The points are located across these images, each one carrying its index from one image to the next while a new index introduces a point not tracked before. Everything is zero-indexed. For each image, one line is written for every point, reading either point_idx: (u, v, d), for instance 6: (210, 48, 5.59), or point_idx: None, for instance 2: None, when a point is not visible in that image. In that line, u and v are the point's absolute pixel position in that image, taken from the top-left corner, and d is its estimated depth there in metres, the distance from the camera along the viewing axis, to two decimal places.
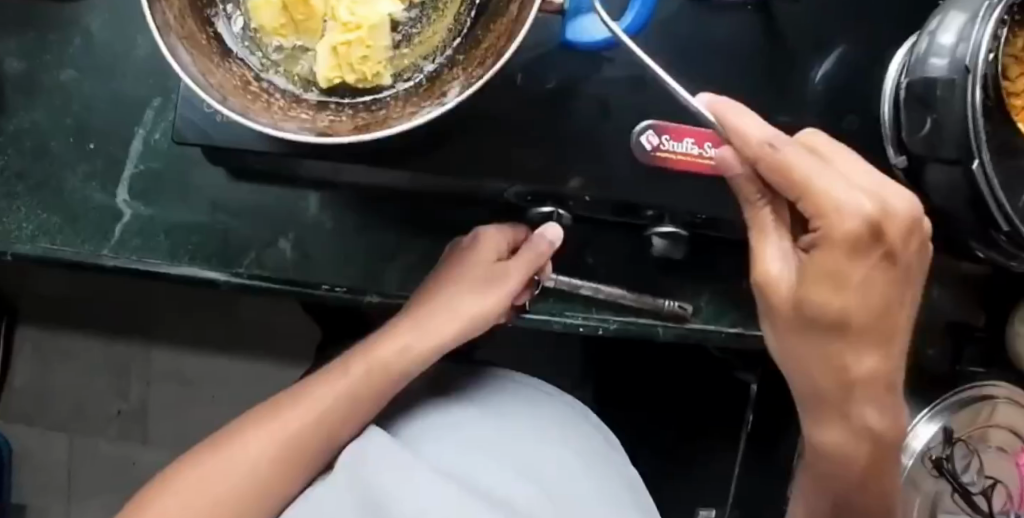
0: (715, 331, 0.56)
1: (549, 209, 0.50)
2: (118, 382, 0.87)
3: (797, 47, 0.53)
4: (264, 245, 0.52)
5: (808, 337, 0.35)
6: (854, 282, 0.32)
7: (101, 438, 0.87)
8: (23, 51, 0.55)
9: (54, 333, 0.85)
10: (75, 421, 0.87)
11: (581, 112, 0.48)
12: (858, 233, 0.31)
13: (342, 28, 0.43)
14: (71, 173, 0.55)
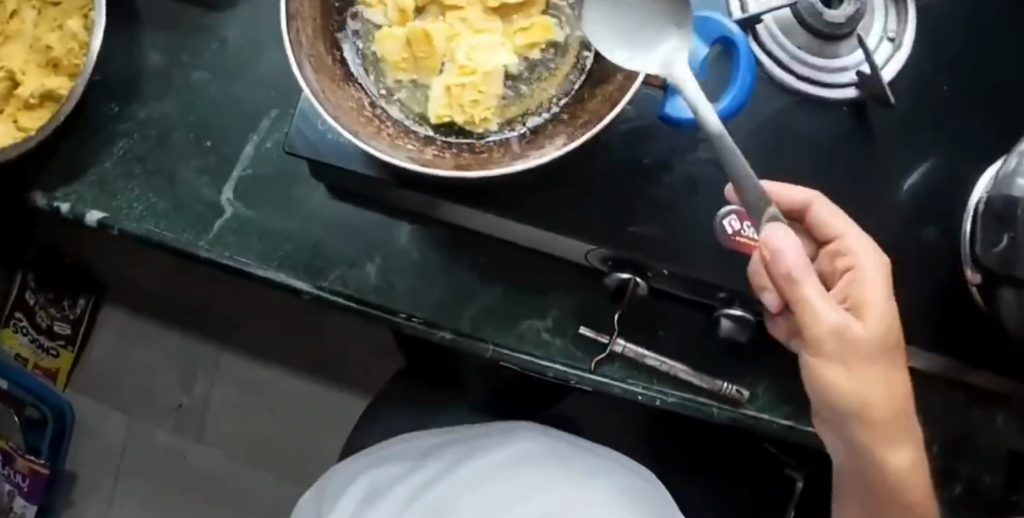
0: (768, 421, 0.56)
1: (627, 276, 0.51)
2: (185, 376, 0.96)
3: (890, 154, 0.54)
4: (350, 266, 0.55)
5: (875, 360, 0.41)
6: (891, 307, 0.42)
7: (158, 428, 0.96)
8: (163, 47, 0.60)
9: (140, 320, 0.96)
10: (140, 403, 0.96)
11: (667, 187, 0.51)
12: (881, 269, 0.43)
13: (459, 71, 0.45)
14: (186, 165, 0.59)
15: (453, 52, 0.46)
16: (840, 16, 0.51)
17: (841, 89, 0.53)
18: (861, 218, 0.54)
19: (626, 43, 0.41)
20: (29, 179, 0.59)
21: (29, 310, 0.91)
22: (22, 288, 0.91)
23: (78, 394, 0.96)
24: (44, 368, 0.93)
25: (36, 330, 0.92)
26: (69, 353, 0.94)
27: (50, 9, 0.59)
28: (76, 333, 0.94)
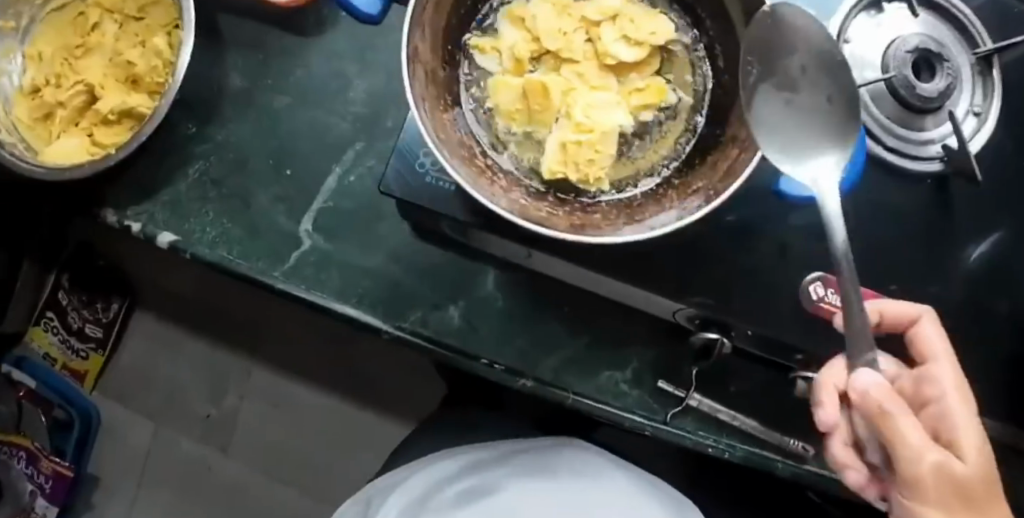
0: (832, 478, 0.55)
1: (713, 335, 0.52)
2: (215, 387, 0.98)
3: (965, 225, 0.55)
4: (433, 308, 0.56)
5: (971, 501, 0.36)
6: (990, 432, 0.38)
7: (185, 437, 0.98)
8: (246, 70, 0.59)
9: (173, 327, 0.98)
10: (168, 411, 0.98)
11: (762, 251, 0.51)
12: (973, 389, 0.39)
13: (575, 127, 0.45)
14: (263, 192, 0.58)
15: (568, 106, 0.46)
16: (933, 90, 0.51)
17: (926, 162, 0.54)
18: (933, 284, 0.55)
19: (783, 137, 0.42)
20: (100, 195, 0.58)
21: (60, 310, 0.93)
22: (55, 288, 0.93)
23: (105, 397, 0.98)
24: (71, 370, 0.95)
25: (67, 330, 0.94)
26: (99, 356, 0.96)
27: (132, 23, 0.59)
28: (107, 337, 0.96)
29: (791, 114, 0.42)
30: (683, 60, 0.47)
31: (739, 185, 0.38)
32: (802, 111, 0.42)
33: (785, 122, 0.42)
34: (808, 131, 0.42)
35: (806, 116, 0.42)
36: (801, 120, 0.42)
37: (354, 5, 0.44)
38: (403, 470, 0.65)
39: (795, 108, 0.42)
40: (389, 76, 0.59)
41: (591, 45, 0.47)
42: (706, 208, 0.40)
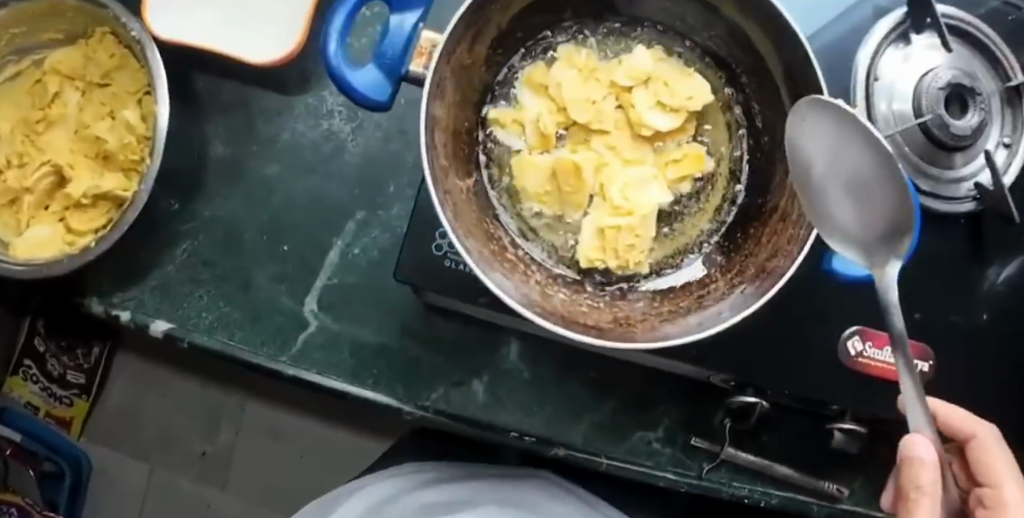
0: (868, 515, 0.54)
1: (751, 399, 0.51)
2: (208, 425, 0.83)
3: (991, 255, 0.54)
4: (454, 384, 0.53)
5: None
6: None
7: (181, 476, 0.84)
8: (228, 137, 0.55)
9: (156, 366, 0.82)
10: (157, 451, 0.83)
11: (806, 309, 0.49)
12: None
13: (612, 210, 0.42)
14: (260, 270, 0.54)
15: (602, 186, 0.42)
16: (967, 128, 0.49)
17: (958, 201, 0.53)
18: (955, 312, 0.54)
19: (845, 228, 0.38)
20: (82, 284, 0.54)
21: (38, 358, 0.78)
22: (30, 334, 0.77)
23: (94, 443, 0.83)
24: (55, 417, 0.80)
25: (47, 379, 0.78)
26: (85, 402, 0.81)
27: (95, 90, 0.53)
28: (91, 383, 0.81)
29: (858, 202, 0.38)
30: (717, 123, 0.45)
31: (794, 272, 0.36)
32: (870, 201, 0.38)
33: (843, 214, 0.38)
34: (877, 222, 0.38)
35: (879, 206, 0.38)
36: (870, 211, 0.38)
37: (361, 92, 0.41)
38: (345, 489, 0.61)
39: (863, 197, 0.38)
40: (385, 135, 0.54)
41: (622, 112, 0.43)
42: (758, 299, 0.37)
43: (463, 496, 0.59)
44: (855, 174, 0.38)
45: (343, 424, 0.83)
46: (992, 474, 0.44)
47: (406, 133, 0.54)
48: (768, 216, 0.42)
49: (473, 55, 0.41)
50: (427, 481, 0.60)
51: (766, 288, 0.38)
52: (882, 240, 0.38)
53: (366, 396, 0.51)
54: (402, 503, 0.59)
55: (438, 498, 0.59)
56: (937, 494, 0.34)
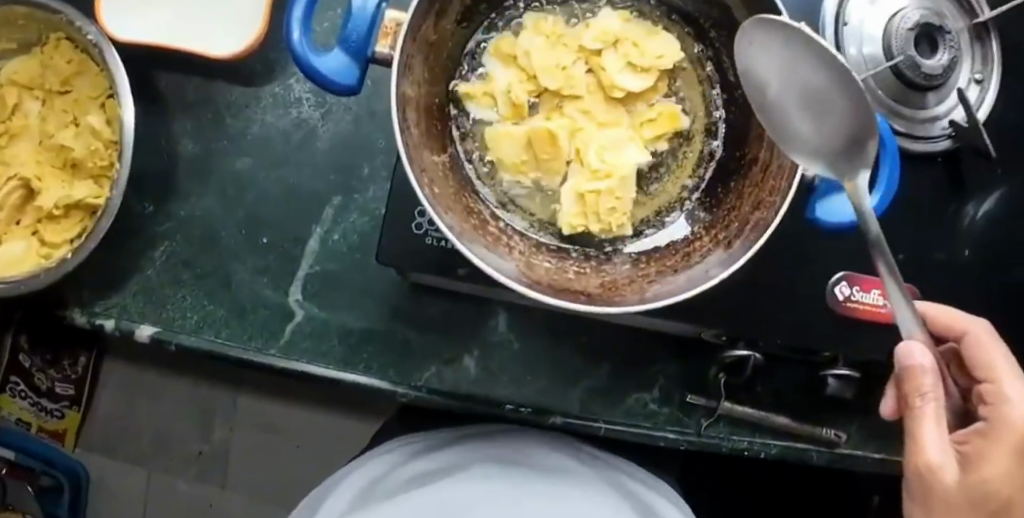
0: (863, 457, 0.55)
1: (743, 352, 0.51)
2: (203, 424, 0.83)
3: (969, 191, 0.54)
4: (446, 362, 0.53)
5: None
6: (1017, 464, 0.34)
7: (179, 478, 0.84)
8: (196, 133, 0.54)
9: (145, 369, 0.82)
10: (156, 454, 0.83)
11: (787, 258, 0.49)
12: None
13: (591, 175, 0.42)
14: (241, 265, 0.53)
15: (579, 151, 0.42)
16: (937, 66, 0.49)
17: (934, 140, 0.53)
18: (939, 251, 0.54)
19: (809, 141, 0.37)
20: (63, 295, 0.53)
21: (25, 373, 0.75)
22: (13, 352, 0.73)
23: (90, 453, 0.83)
24: (49, 431, 0.80)
25: (36, 393, 0.76)
26: (76, 413, 0.81)
27: (56, 98, 0.52)
28: (81, 393, 0.81)
29: (820, 115, 0.37)
30: (689, 79, 0.44)
31: (780, 223, 0.36)
32: (834, 112, 0.37)
33: (807, 129, 0.37)
34: (843, 133, 0.37)
35: (842, 116, 0.37)
36: (833, 122, 0.37)
37: (327, 76, 0.41)
38: (336, 475, 0.54)
39: (825, 111, 0.37)
40: (355, 118, 0.53)
41: (593, 76, 0.43)
42: (745, 255, 0.37)
43: (466, 462, 0.50)
44: (812, 88, 0.37)
45: (341, 416, 0.83)
46: (990, 368, 0.38)
47: (376, 114, 0.53)
48: (748, 168, 0.42)
49: (439, 30, 0.40)
50: (419, 449, 0.52)
51: (748, 241, 0.38)
52: (848, 150, 0.37)
53: (359, 382, 0.51)
54: (391, 483, 0.49)
55: (430, 470, 0.50)
56: (940, 398, 0.33)
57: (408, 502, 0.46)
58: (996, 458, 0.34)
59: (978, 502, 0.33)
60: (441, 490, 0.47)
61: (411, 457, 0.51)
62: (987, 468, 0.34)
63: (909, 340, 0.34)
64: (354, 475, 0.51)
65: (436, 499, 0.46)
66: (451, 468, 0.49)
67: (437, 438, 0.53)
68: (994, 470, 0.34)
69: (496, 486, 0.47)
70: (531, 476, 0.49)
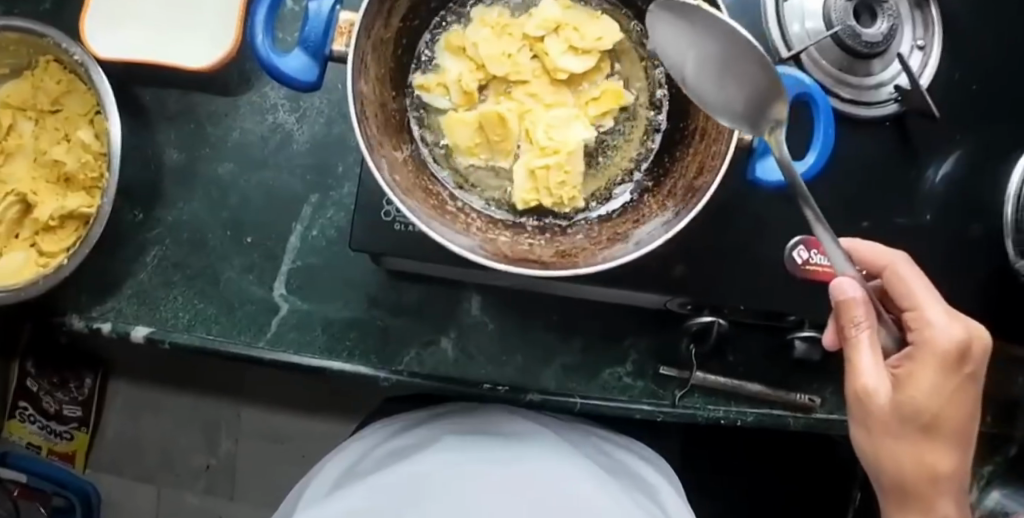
0: (841, 421, 0.56)
1: (708, 319, 0.54)
2: (209, 435, 0.85)
3: (920, 149, 0.54)
4: (425, 345, 0.56)
5: (899, 434, 0.38)
6: (943, 380, 0.37)
7: (188, 491, 0.86)
8: (180, 143, 0.58)
9: (151, 386, 0.84)
10: (164, 470, 0.85)
11: (744, 228, 0.51)
12: (955, 345, 0.37)
13: (540, 152, 0.45)
14: (228, 265, 0.57)
15: (528, 131, 0.45)
16: (877, 35, 0.51)
17: (882, 105, 0.54)
18: (901, 215, 0.54)
19: (722, 108, 0.39)
20: (63, 304, 0.57)
21: (33, 398, 0.80)
22: (21, 377, 0.79)
23: (99, 472, 0.85)
24: (59, 453, 0.82)
25: (45, 417, 0.80)
26: (85, 434, 0.83)
27: (48, 117, 0.55)
28: (89, 413, 0.83)
29: (738, 76, 0.39)
30: (631, 55, 0.47)
31: (717, 182, 0.38)
32: (749, 74, 0.38)
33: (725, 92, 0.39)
34: (758, 94, 0.38)
35: (750, 77, 0.38)
36: (740, 85, 0.39)
37: (291, 78, 0.43)
38: (316, 468, 0.57)
39: (733, 73, 0.39)
40: (328, 120, 0.57)
41: (538, 61, 0.46)
42: (686, 215, 0.39)
43: (435, 435, 0.53)
44: (715, 56, 0.39)
45: (341, 419, 0.85)
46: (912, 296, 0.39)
47: (347, 115, 0.57)
48: (694, 137, 0.44)
49: (390, 29, 0.43)
50: (390, 432, 0.56)
51: (688, 201, 0.41)
52: (759, 109, 0.38)
53: (344, 369, 0.55)
54: (369, 465, 0.52)
55: (403, 447, 0.53)
56: (873, 328, 0.36)
57: (387, 476, 0.50)
58: (923, 378, 0.37)
59: (912, 417, 0.37)
60: (415, 460, 0.51)
61: (385, 439, 0.55)
62: (914, 391, 0.37)
63: (841, 275, 0.36)
64: (332, 465, 0.55)
65: (412, 469, 0.50)
66: (421, 442, 0.53)
67: (418, 418, 0.57)
68: (921, 392, 0.37)
69: (463, 454, 0.51)
70: (496, 444, 0.53)
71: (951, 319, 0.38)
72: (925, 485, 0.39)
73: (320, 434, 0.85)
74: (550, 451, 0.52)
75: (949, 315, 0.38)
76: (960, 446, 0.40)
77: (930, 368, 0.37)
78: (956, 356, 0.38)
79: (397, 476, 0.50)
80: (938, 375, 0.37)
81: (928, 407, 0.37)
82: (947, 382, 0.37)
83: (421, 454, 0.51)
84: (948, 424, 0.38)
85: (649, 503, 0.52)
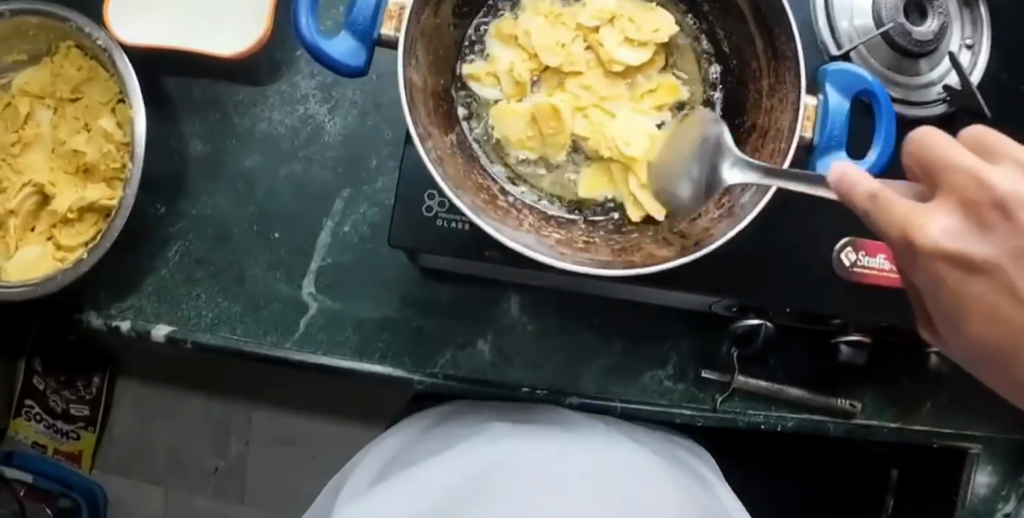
0: (880, 428, 0.54)
1: (755, 320, 0.53)
2: (218, 438, 0.83)
3: None
4: (460, 346, 0.55)
5: (977, 368, 0.29)
6: (968, 301, 0.26)
7: (197, 494, 0.83)
8: (205, 134, 0.57)
9: (160, 386, 0.81)
10: (172, 473, 0.82)
11: (793, 229, 0.50)
12: (943, 260, 0.26)
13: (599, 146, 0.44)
14: (255, 262, 0.56)
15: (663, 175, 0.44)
16: (927, 32, 0.49)
17: (929, 105, 0.51)
18: None
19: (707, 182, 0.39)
20: (81, 300, 0.55)
21: (39, 396, 0.76)
22: (27, 374, 0.76)
23: (107, 474, 0.82)
24: (65, 453, 0.79)
25: (51, 416, 0.77)
26: (92, 434, 0.80)
27: (67, 106, 0.53)
28: (96, 413, 0.80)
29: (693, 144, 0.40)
30: (684, 51, 0.46)
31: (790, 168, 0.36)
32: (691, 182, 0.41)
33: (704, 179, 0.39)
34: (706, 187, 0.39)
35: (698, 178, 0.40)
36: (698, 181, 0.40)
37: (336, 60, 0.40)
38: (359, 453, 0.58)
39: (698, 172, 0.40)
40: (361, 112, 0.56)
41: (592, 53, 0.45)
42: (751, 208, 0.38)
43: (475, 426, 0.54)
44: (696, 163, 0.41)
45: (356, 421, 0.83)
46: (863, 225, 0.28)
47: (381, 106, 0.56)
48: (747, 133, 0.43)
49: (442, 15, 0.41)
50: (426, 426, 0.56)
51: None
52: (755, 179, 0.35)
53: (376, 371, 0.53)
54: (411, 458, 0.54)
55: (441, 441, 0.54)
56: (914, 252, 0.26)
57: (435, 466, 0.52)
58: (946, 306, 0.28)
59: (972, 358, 0.28)
60: (467, 453, 0.52)
61: (430, 431, 0.56)
62: (953, 327, 0.28)
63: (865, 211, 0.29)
64: (375, 452, 0.56)
65: (462, 461, 0.52)
66: (459, 434, 0.54)
67: (451, 410, 0.57)
68: (960, 330, 0.28)
69: (509, 444, 0.52)
70: (545, 437, 0.53)
71: (908, 241, 0.26)
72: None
73: (331, 436, 0.83)
74: (597, 445, 0.53)
75: (930, 221, 0.26)
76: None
77: (959, 300, 0.26)
78: (954, 265, 0.26)
79: (444, 465, 0.52)
80: (968, 295, 0.26)
81: (976, 342, 0.27)
82: (985, 295, 0.26)
83: (470, 445, 0.53)
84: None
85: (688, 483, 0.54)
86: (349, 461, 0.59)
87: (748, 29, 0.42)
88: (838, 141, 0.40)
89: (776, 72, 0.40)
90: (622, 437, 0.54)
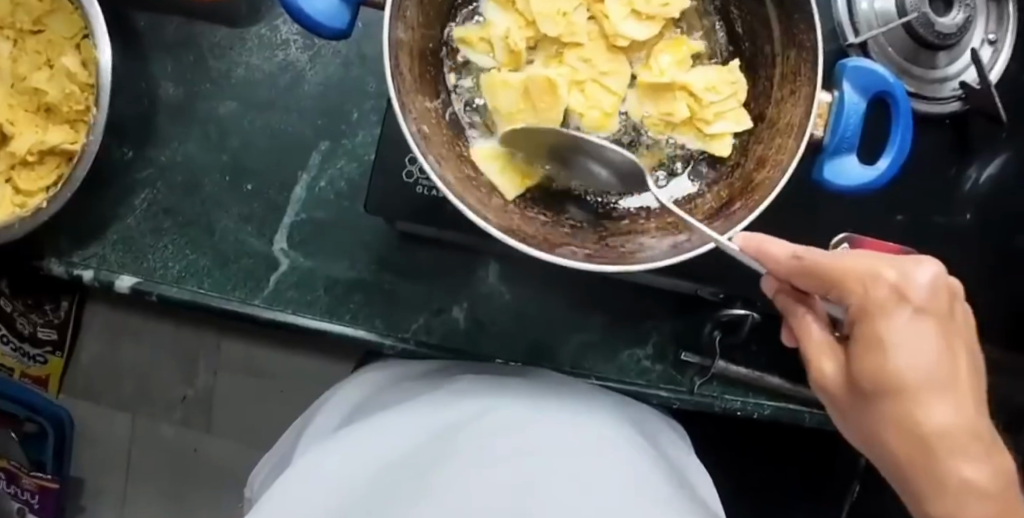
0: None
1: (743, 312, 0.51)
2: (186, 369, 0.76)
3: (986, 140, 0.50)
4: (436, 312, 0.53)
5: (869, 412, 0.30)
6: (889, 334, 0.28)
7: (164, 422, 0.77)
8: (178, 77, 0.53)
9: (128, 312, 0.75)
10: (138, 401, 0.77)
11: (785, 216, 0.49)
12: (898, 296, 0.28)
13: (602, 118, 0.42)
14: (225, 214, 0.53)
15: (695, 117, 0.41)
16: (951, 26, 0.46)
17: (943, 102, 0.49)
18: (962, 210, 0.50)
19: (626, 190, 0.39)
20: (42, 243, 0.53)
21: (6, 319, 0.70)
22: None
23: (72, 398, 0.77)
24: (31, 377, 0.74)
25: (18, 338, 0.71)
26: (58, 360, 0.75)
27: (28, 38, 0.49)
28: (64, 337, 0.74)
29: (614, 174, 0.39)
30: (696, 27, 0.44)
31: (791, 173, 0.34)
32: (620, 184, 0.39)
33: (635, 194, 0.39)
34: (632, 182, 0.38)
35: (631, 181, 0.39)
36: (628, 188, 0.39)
37: (315, 19, 0.37)
38: (330, 392, 0.54)
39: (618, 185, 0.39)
40: (345, 61, 0.53)
41: (596, 24, 0.42)
42: (751, 211, 0.35)
43: (454, 382, 0.49)
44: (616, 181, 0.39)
45: (322, 356, 0.76)
46: (793, 270, 0.31)
47: (366, 57, 0.53)
48: (754, 124, 0.41)
49: None
50: (404, 375, 0.51)
51: (737, 204, 0.38)
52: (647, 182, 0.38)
53: (348, 333, 0.52)
54: (376, 404, 0.49)
55: (408, 390, 0.49)
56: (856, 301, 0.29)
57: (398, 418, 0.46)
58: (862, 348, 0.29)
59: (874, 390, 0.29)
60: (435, 407, 0.47)
61: (400, 379, 0.50)
62: (869, 360, 0.28)
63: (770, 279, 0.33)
64: (341, 398, 0.51)
65: (431, 417, 0.46)
66: (435, 388, 0.49)
67: (428, 370, 0.51)
68: (880, 357, 0.28)
69: (490, 403, 0.47)
70: (523, 397, 0.47)
71: (868, 282, 0.29)
72: (927, 479, 0.28)
73: (302, 372, 0.76)
74: (582, 416, 0.47)
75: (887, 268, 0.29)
76: (965, 414, 0.28)
77: (885, 326, 0.28)
78: (902, 304, 0.28)
79: (409, 416, 0.46)
80: (894, 332, 0.28)
81: (891, 376, 0.28)
82: (904, 331, 0.28)
83: (438, 398, 0.47)
84: (929, 384, 0.27)
85: (675, 473, 0.47)
86: (324, 397, 0.54)
87: (765, 11, 0.39)
88: (850, 144, 0.38)
89: (791, 59, 0.37)
90: (614, 407, 0.49)
